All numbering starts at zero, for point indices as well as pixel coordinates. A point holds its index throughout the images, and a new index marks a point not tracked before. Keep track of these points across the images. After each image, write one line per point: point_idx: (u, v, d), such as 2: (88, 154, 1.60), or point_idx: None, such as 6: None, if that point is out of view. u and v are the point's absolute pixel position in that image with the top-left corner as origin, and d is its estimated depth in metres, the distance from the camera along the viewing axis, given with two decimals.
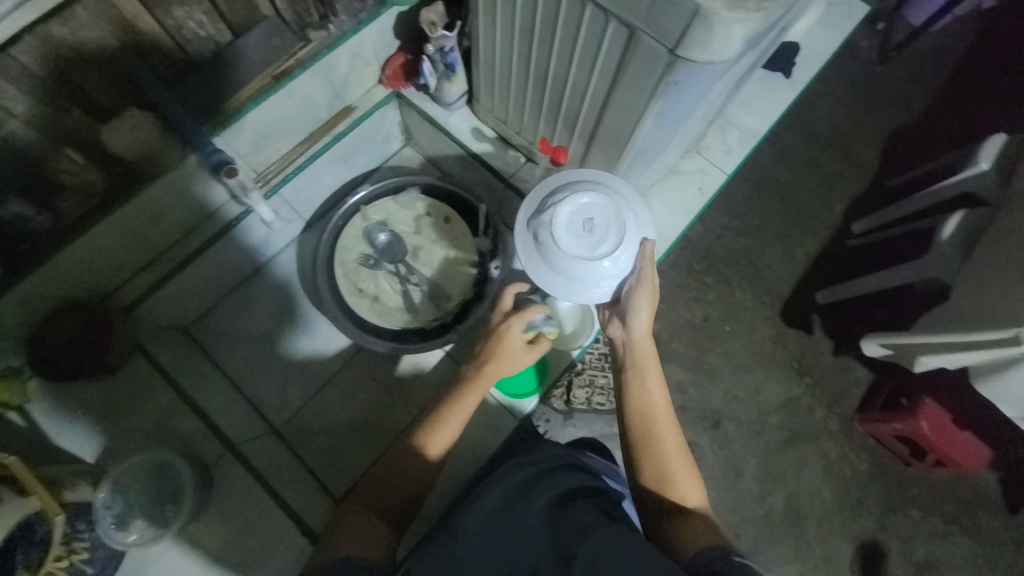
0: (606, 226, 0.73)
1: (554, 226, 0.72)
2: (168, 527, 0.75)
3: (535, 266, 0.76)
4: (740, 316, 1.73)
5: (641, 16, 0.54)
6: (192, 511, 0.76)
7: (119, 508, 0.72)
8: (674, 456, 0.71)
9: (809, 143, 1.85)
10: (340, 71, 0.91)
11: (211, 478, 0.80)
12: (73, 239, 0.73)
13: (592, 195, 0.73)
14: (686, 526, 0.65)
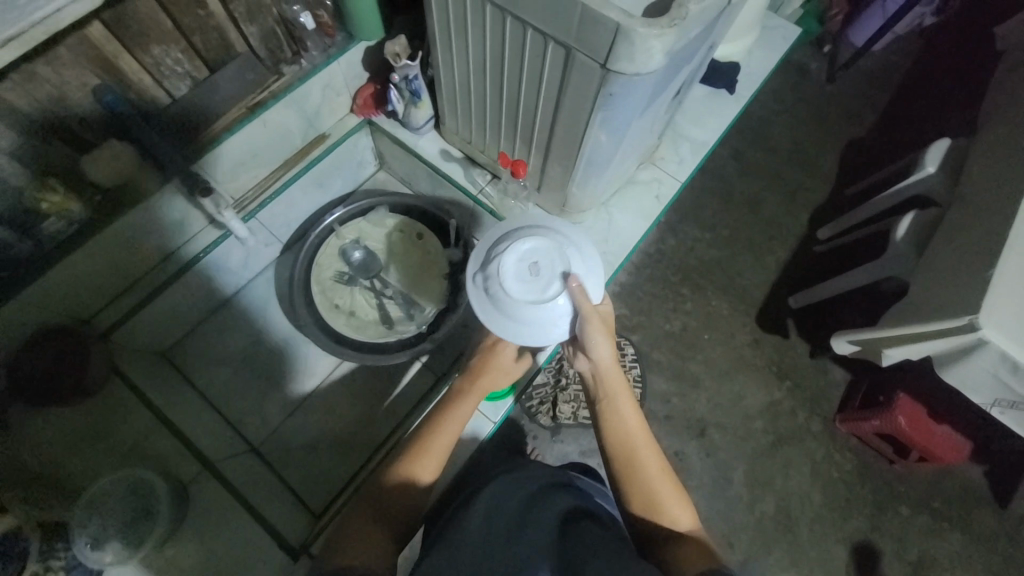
0: (549, 265, 0.77)
1: (502, 275, 0.76)
2: (144, 544, 0.74)
3: (493, 318, 0.76)
4: (718, 324, 1.78)
5: (572, 36, 0.61)
6: (166, 531, 0.74)
7: (95, 530, 0.73)
8: (658, 478, 0.72)
9: (770, 157, 1.96)
10: (312, 101, 0.98)
11: (187, 498, 0.78)
12: (51, 264, 0.76)
13: (530, 241, 0.78)
14: (681, 549, 0.65)
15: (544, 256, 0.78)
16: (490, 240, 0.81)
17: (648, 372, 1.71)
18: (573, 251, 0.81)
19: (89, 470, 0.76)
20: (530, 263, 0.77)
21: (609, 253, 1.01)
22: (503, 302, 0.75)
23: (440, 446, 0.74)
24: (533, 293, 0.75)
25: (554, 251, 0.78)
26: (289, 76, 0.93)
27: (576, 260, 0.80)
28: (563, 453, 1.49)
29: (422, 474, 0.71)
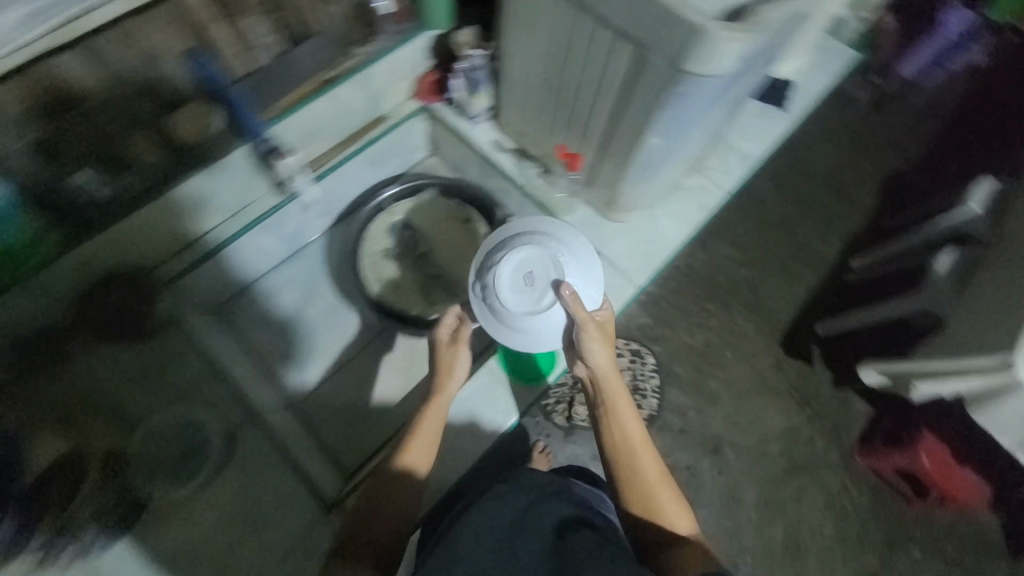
0: (549, 273, 0.83)
1: (500, 290, 0.82)
2: (194, 477, 0.86)
3: (499, 329, 0.84)
4: (741, 343, 1.75)
5: (649, 36, 0.64)
6: (212, 469, 0.87)
7: (151, 457, 0.87)
8: (658, 484, 0.76)
9: (808, 180, 1.93)
10: (376, 83, 1.01)
11: (232, 443, 0.89)
12: (127, 211, 0.82)
13: (524, 251, 0.83)
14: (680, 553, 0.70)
15: (538, 264, 0.83)
16: (487, 253, 0.86)
17: (665, 383, 1.70)
18: (570, 254, 0.86)
19: (149, 407, 0.88)
20: (525, 273, 0.83)
21: (651, 254, 1.03)
22: (505, 315, 0.82)
23: (426, 441, 0.78)
24: (534, 304, 0.82)
25: (553, 259, 0.83)
26: (359, 56, 0.96)
27: (573, 263, 0.85)
28: (574, 453, 1.46)
29: (415, 467, 0.77)
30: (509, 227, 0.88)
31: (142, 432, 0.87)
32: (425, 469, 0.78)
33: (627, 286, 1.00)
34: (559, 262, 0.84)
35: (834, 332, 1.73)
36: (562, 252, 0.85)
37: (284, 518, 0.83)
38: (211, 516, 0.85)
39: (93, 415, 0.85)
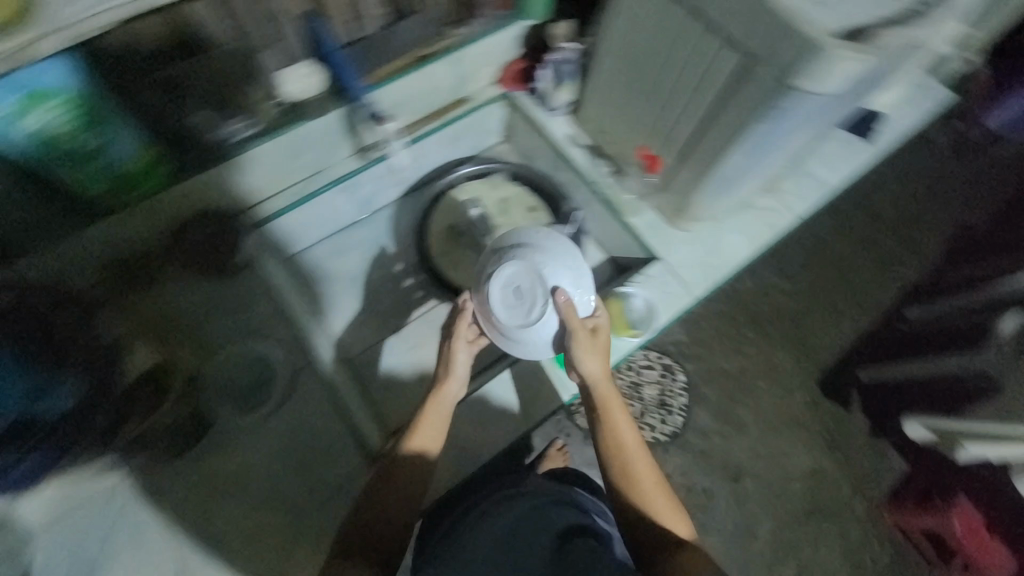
0: (538, 281, 0.81)
1: (492, 308, 0.82)
2: (256, 410, 0.90)
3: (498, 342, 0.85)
4: (776, 376, 1.68)
5: (761, 49, 0.64)
6: (272, 406, 0.91)
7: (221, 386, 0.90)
8: (655, 489, 0.78)
9: (872, 221, 1.83)
10: (466, 66, 1.04)
11: (293, 386, 0.92)
12: (233, 154, 0.88)
13: (510, 267, 0.82)
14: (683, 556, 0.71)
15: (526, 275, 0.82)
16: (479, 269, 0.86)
17: (693, 404, 1.65)
18: (557, 257, 0.83)
19: (220, 339, 0.93)
20: (514, 287, 0.82)
21: (711, 267, 1.02)
22: (500, 331, 0.83)
23: (434, 427, 0.81)
24: (530, 317, 0.81)
25: (538, 268, 0.81)
26: (456, 37, 1.00)
27: (560, 266, 0.82)
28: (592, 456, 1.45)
29: (427, 451, 0.80)
30: (498, 239, 0.87)
31: (215, 359, 0.91)
32: (436, 450, 0.81)
33: (684, 295, 0.99)
34: (546, 270, 0.81)
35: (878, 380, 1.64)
36: (545, 259, 0.82)
37: (340, 461, 0.89)
38: (263, 451, 0.89)
39: (175, 335, 0.90)
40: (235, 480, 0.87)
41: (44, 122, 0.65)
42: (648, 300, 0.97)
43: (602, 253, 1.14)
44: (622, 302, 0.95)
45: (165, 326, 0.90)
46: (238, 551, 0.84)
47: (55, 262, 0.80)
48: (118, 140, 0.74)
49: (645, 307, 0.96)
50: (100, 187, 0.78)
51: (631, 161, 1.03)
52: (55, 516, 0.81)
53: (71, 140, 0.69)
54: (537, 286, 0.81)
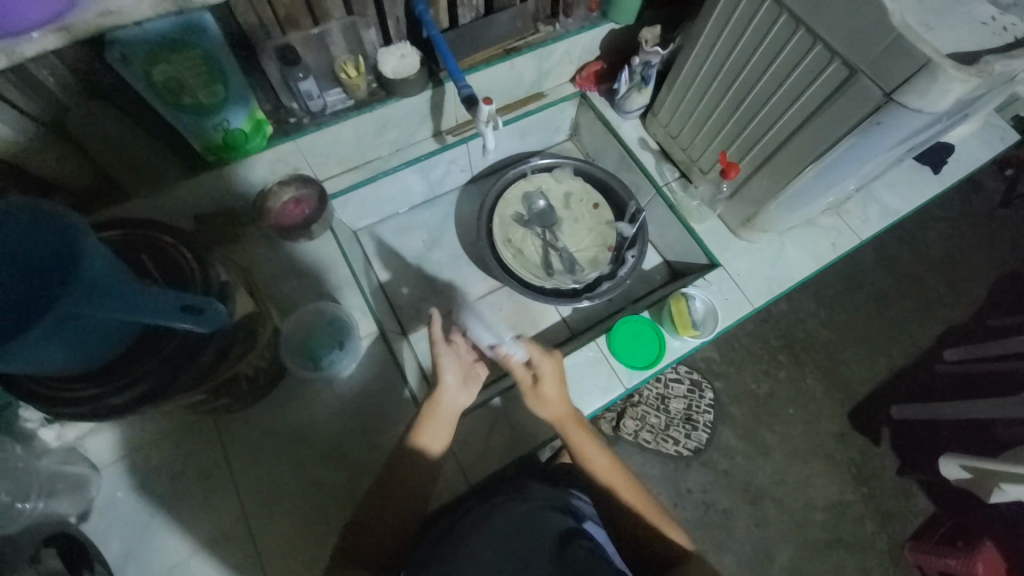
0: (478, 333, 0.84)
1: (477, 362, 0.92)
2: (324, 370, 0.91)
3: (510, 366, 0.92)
4: (807, 403, 1.63)
5: (868, 61, 0.66)
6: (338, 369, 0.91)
7: (294, 343, 0.91)
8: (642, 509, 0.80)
9: (918, 260, 1.77)
10: (550, 62, 1.07)
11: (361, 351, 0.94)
12: (327, 122, 0.90)
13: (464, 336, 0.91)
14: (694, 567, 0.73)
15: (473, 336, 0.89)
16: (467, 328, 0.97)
17: (719, 422, 1.60)
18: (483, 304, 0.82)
19: (292, 300, 0.96)
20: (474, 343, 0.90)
21: (773, 280, 1.03)
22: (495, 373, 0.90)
23: (440, 424, 0.79)
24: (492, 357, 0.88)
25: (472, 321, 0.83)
26: (543, 33, 1.03)
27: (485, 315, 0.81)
28: None
29: (428, 450, 0.78)
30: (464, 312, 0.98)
31: (291, 319, 0.93)
32: (440, 451, 0.79)
33: (743, 303, 1.01)
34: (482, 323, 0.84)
35: (909, 419, 1.59)
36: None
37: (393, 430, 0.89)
38: (322, 409, 0.90)
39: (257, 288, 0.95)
40: (293, 435, 0.87)
41: (173, 69, 0.70)
42: (709, 301, 0.97)
43: (658, 260, 1.16)
44: (684, 301, 0.97)
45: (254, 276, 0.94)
46: (297, 501, 0.84)
47: (150, 207, 0.83)
48: (232, 104, 0.78)
49: (706, 308, 0.97)
50: (203, 149, 0.82)
51: (702, 169, 1.05)
52: (124, 450, 0.83)
53: (191, 94, 0.74)
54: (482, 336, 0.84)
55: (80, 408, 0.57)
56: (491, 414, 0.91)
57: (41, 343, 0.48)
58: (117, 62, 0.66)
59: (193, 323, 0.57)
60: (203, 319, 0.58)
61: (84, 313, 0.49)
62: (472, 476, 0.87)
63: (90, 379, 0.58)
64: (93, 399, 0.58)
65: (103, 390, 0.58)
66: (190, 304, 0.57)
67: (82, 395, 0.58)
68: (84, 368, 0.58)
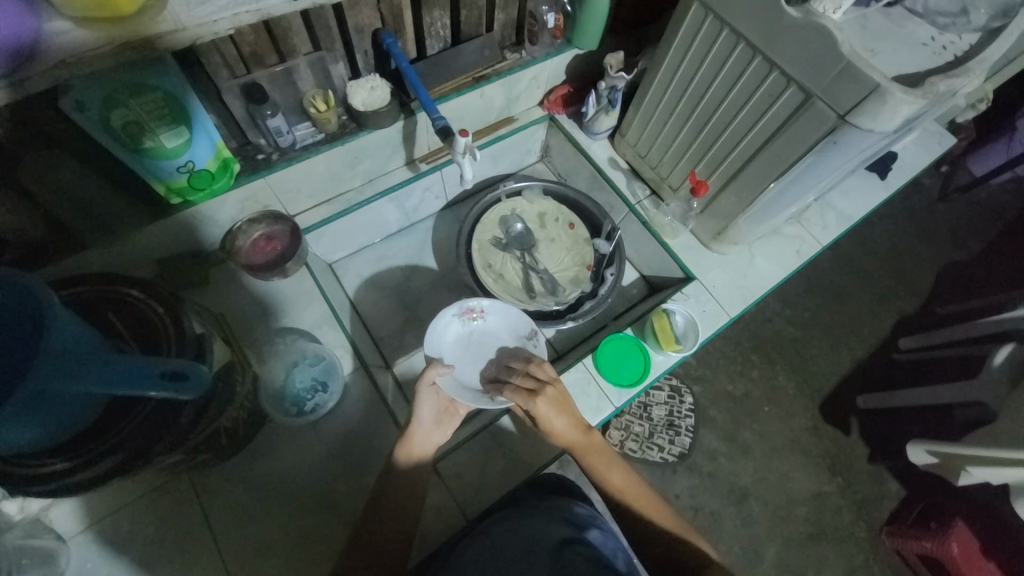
0: (483, 344, 0.96)
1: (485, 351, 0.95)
2: (306, 415, 0.87)
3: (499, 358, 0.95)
4: (780, 400, 1.69)
5: (822, 86, 0.70)
6: (323, 411, 0.88)
7: (275, 389, 0.88)
8: (657, 529, 0.78)
9: (868, 257, 1.88)
10: (519, 88, 1.09)
11: (346, 390, 0.92)
12: (296, 158, 0.89)
13: (460, 330, 0.95)
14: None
15: (454, 337, 0.95)
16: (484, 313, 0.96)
17: (700, 425, 1.63)
18: (454, 342, 0.94)
19: (269, 343, 0.92)
20: (464, 342, 0.95)
21: (745, 289, 1.06)
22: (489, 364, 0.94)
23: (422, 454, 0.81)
24: (520, 338, 0.96)
25: (467, 341, 0.95)
26: (511, 61, 1.05)
27: (456, 357, 0.93)
28: None
29: (398, 484, 0.77)
30: (483, 301, 0.95)
31: (272, 360, 0.90)
32: (417, 490, 0.78)
33: (721, 314, 1.04)
34: (479, 338, 0.96)
35: (875, 409, 1.67)
36: (463, 336, 0.95)
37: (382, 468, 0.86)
38: (304, 453, 0.86)
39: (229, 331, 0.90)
40: (281, 482, 0.83)
41: (131, 112, 0.66)
42: (689, 315, 0.99)
43: (636, 275, 1.19)
44: (666, 317, 0.98)
45: (229, 319, 0.90)
46: (288, 552, 0.79)
47: (111, 254, 0.79)
48: (196, 145, 0.75)
49: (687, 321, 0.98)
50: (167, 192, 0.78)
51: (672, 187, 1.08)
52: (94, 516, 0.76)
53: (152, 136, 0.69)
54: (489, 343, 0.96)
55: (48, 487, 0.53)
56: (485, 444, 0.90)
57: (6, 422, 0.45)
58: (72, 109, 0.62)
59: (172, 391, 0.51)
60: (187, 384, 0.53)
61: (48, 387, 0.46)
62: (471, 510, 0.85)
63: (55, 453, 0.54)
64: (59, 476, 0.53)
65: (72, 464, 0.54)
66: (167, 370, 0.52)
67: (48, 471, 0.53)
68: (52, 442, 0.54)
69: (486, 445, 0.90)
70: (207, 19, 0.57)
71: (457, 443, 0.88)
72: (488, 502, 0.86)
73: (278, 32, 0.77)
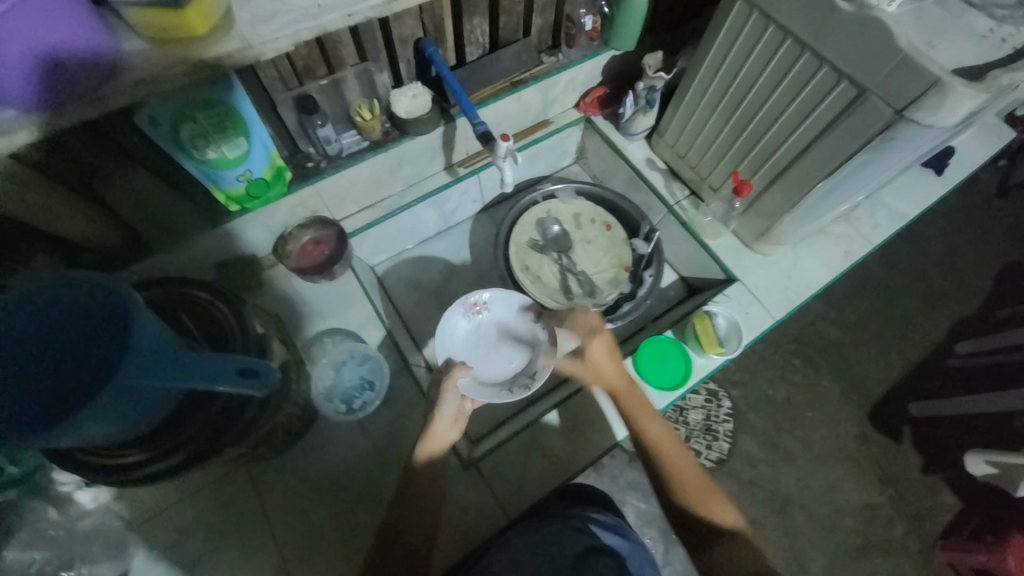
0: (494, 334, 0.97)
1: (495, 343, 0.96)
2: (356, 414, 0.91)
3: (512, 348, 0.96)
4: (824, 405, 1.62)
5: (877, 80, 0.68)
6: (370, 410, 0.91)
7: (326, 386, 0.92)
8: (687, 490, 0.75)
9: (919, 257, 1.78)
10: (556, 91, 1.09)
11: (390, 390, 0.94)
12: (342, 166, 0.92)
13: (466, 325, 0.96)
14: (727, 554, 0.69)
15: (463, 332, 0.96)
16: (489, 304, 0.96)
17: (739, 431, 1.59)
18: (464, 340, 0.95)
19: (317, 343, 0.95)
20: (474, 336, 0.96)
21: (791, 291, 1.03)
22: (502, 355, 0.96)
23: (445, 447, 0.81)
24: (527, 321, 0.96)
25: (477, 335, 0.95)
26: (547, 65, 1.05)
27: (469, 353, 0.95)
28: (637, 480, 1.40)
29: (432, 480, 0.78)
30: (487, 293, 0.96)
31: (321, 361, 0.94)
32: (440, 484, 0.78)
33: (765, 317, 1.01)
34: (488, 330, 0.97)
35: (928, 416, 1.58)
36: (471, 332, 0.96)
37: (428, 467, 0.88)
38: (351, 450, 0.89)
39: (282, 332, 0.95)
40: (331, 478, 0.87)
41: (197, 126, 0.71)
42: (732, 318, 0.97)
43: (675, 277, 1.17)
44: (708, 319, 0.97)
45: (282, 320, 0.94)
46: (337, 544, 0.83)
47: (174, 259, 0.83)
48: (254, 155, 0.79)
49: (729, 324, 0.97)
50: (226, 200, 0.83)
51: (712, 187, 1.06)
52: (160, 506, 0.81)
53: (215, 147, 0.74)
54: (498, 333, 0.97)
55: (130, 476, 0.58)
56: (526, 444, 0.90)
57: (98, 416, 0.49)
58: (146, 123, 0.67)
59: (244, 389, 0.55)
60: (259, 383, 0.57)
61: (134, 385, 0.50)
62: (512, 508, 0.86)
63: (134, 445, 0.58)
64: (139, 466, 0.58)
65: (151, 455, 0.58)
66: (245, 368, 0.56)
67: (129, 461, 0.58)
68: (131, 436, 0.58)
69: (526, 445, 0.90)
70: (270, 38, 0.58)
71: (496, 445, 0.89)
72: (529, 504, 0.87)
73: (328, 46, 0.81)
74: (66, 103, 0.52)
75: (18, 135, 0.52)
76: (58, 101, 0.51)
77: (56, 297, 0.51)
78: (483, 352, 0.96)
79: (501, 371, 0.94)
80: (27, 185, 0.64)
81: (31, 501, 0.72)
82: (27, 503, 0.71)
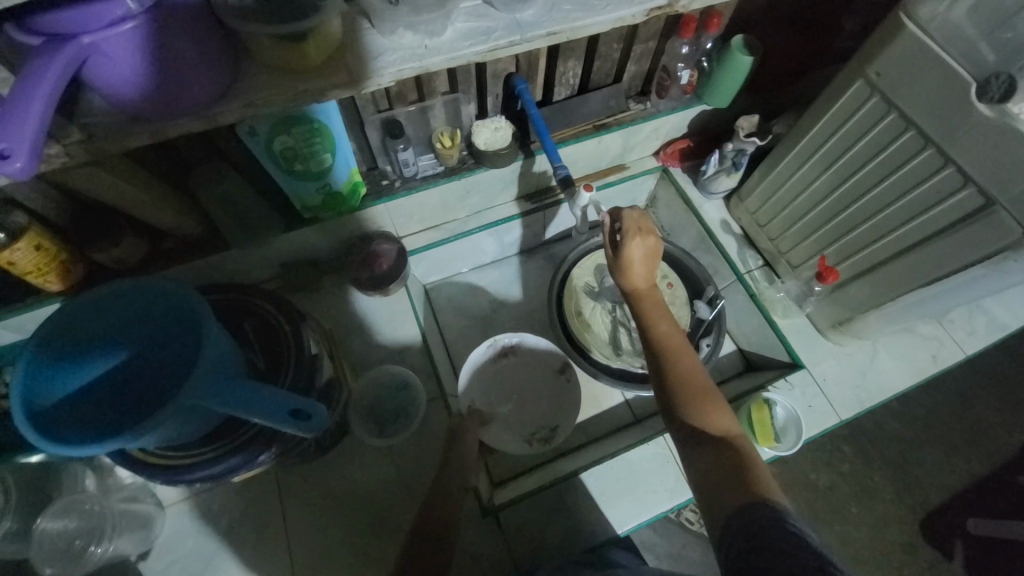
0: (517, 376, 1.01)
1: (515, 383, 1.01)
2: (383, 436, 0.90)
3: (535, 391, 1.01)
4: (871, 503, 1.46)
5: (1010, 195, 0.61)
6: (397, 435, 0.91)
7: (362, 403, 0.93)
8: (682, 391, 0.66)
9: (1007, 357, 1.58)
10: (638, 138, 1.06)
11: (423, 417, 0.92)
12: (414, 188, 0.92)
13: (487, 362, 1.01)
14: (712, 462, 0.58)
15: (485, 368, 1.01)
16: (512, 344, 1.02)
17: None
18: (487, 376, 1.00)
19: (366, 359, 0.98)
20: (494, 375, 1.01)
21: (863, 390, 0.94)
22: (522, 397, 1.00)
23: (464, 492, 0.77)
24: (552, 369, 1.02)
25: (500, 374, 1.01)
26: (634, 112, 1.02)
27: (491, 390, 1.00)
28: (649, 543, 1.32)
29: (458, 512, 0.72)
30: (514, 336, 1.02)
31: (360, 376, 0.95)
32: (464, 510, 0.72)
33: (829, 414, 0.92)
34: (512, 370, 1.01)
35: (985, 537, 1.41)
36: (495, 370, 1.01)
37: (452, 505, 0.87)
38: (371, 469, 0.89)
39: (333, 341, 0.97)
40: (346, 494, 0.86)
41: (290, 140, 0.73)
42: (792, 409, 0.90)
43: (733, 347, 1.11)
44: (767, 409, 0.90)
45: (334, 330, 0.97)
46: (339, 564, 0.82)
47: (247, 259, 0.88)
48: (336, 169, 0.81)
49: (788, 415, 0.90)
50: (302, 207, 0.85)
51: (791, 263, 1.00)
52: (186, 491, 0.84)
53: (303, 161, 0.77)
54: (522, 376, 1.02)
55: (184, 475, 0.63)
56: (547, 502, 0.86)
57: (151, 428, 0.51)
58: (245, 133, 0.69)
59: (296, 429, 0.56)
60: (308, 426, 0.58)
61: (192, 402, 0.52)
62: (522, 562, 0.83)
63: (195, 444, 0.64)
64: (195, 465, 0.63)
65: (207, 457, 0.64)
66: (299, 410, 0.57)
67: (191, 460, 0.63)
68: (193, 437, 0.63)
69: (549, 503, 0.86)
70: (376, 71, 0.59)
71: (517, 499, 0.85)
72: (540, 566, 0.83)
73: (424, 76, 0.82)
74: (174, 114, 0.54)
75: (122, 131, 0.54)
76: (175, 111, 0.53)
77: (145, 296, 0.59)
78: (502, 392, 1.00)
79: (523, 415, 0.99)
80: (132, 182, 0.69)
81: (72, 464, 0.81)
82: (67, 467, 0.80)
